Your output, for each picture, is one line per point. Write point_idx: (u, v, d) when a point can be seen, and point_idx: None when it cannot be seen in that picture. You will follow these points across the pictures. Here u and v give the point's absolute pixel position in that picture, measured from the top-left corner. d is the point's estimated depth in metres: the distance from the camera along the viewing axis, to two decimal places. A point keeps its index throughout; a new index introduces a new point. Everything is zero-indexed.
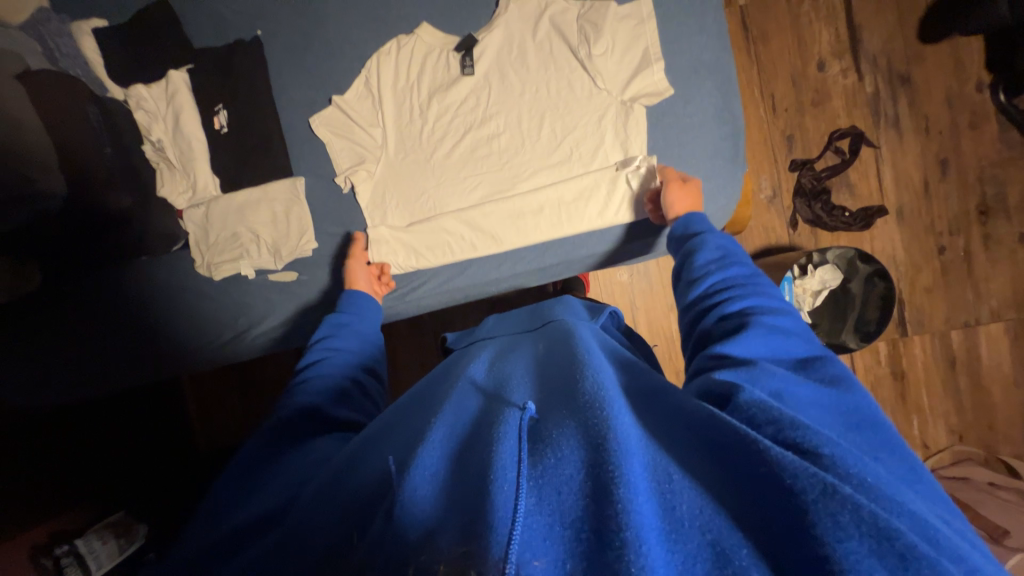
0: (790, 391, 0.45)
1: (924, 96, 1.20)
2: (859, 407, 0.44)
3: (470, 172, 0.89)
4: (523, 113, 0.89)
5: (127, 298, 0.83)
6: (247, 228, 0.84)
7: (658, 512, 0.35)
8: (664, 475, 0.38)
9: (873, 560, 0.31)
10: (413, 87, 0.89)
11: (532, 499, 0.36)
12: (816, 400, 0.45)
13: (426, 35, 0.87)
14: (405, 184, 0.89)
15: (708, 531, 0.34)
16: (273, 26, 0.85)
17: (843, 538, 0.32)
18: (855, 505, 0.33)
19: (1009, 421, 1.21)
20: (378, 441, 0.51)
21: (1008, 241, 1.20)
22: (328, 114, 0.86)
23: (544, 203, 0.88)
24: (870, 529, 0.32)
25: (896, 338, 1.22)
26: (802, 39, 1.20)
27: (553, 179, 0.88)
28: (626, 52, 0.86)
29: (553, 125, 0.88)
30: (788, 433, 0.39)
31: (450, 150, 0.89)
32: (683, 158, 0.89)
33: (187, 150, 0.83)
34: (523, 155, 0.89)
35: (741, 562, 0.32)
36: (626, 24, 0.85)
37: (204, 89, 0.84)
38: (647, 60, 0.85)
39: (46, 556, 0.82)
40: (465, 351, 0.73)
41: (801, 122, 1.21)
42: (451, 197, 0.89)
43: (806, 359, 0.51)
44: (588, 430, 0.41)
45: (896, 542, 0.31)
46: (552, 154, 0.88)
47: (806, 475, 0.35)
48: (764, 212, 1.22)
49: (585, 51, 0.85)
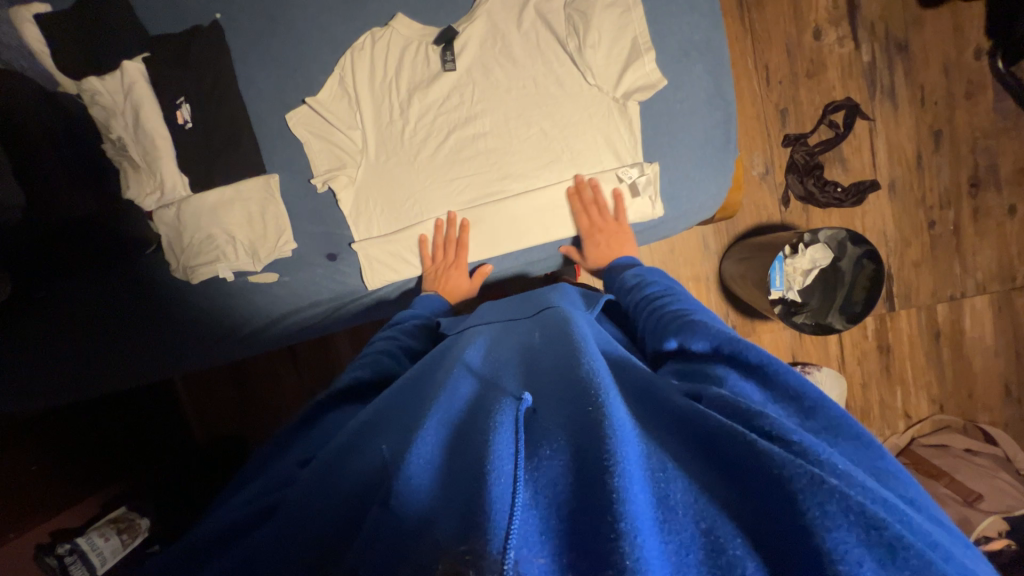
0: (738, 392, 0.44)
1: (921, 65, 1.16)
2: (791, 384, 0.43)
3: (455, 174, 0.86)
4: (511, 111, 0.85)
5: (105, 301, 0.80)
6: (222, 229, 0.80)
7: (652, 501, 0.35)
8: (658, 463, 0.38)
9: (862, 550, 0.31)
10: (392, 85, 0.85)
11: (529, 492, 0.36)
12: (763, 396, 0.44)
13: (403, 28, 0.82)
14: (389, 191, 0.86)
15: (702, 520, 0.34)
16: (233, 8, 0.79)
17: (833, 529, 0.32)
18: (843, 496, 0.32)
19: (987, 390, 1.25)
20: (375, 430, 0.50)
21: (997, 213, 1.21)
22: (301, 104, 0.82)
23: (535, 210, 0.86)
24: (858, 518, 0.32)
25: (884, 313, 1.24)
26: (798, 5, 1.15)
27: (542, 180, 0.86)
28: (614, 44, 0.81)
29: (543, 125, 0.85)
30: (767, 420, 0.38)
31: (434, 152, 0.86)
32: (674, 150, 0.86)
33: (151, 149, 0.78)
34: (511, 157, 0.86)
35: (735, 551, 0.33)
36: (612, 13, 0.80)
37: (163, 80, 0.78)
38: (637, 51, 0.81)
39: (49, 556, 0.83)
40: (456, 338, 0.71)
41: (795, 94, 1.17)
42: (435, 199, 0.86)
43: (728, 340, 0.49)
44: (583, 419, 0.41)
45: (884, 531, 0.31)
46: (540, 155, 0.85)
47: (793, 463, 0.34)
48: (757, 189, 1.19)
49: (575, 44, 0.82)
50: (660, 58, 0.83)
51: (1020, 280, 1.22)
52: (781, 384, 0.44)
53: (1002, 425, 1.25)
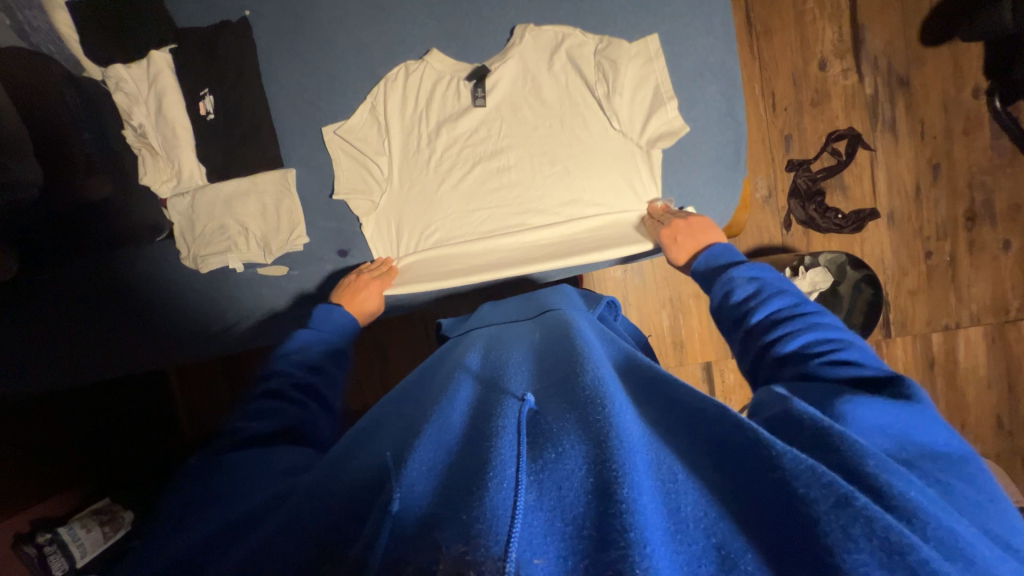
0: (867, 416, 0.41)
1: (921, 100, 1.20)
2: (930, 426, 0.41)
3: (479, 203, 0.89)
4: (535, 147, 0.87)
5: (114, 288, 0.80)
6: (235, 220, 0.81)
7: (662, 512, 0.35)
8: (668, 475, 0.38)
9: (881, 572, 0.29)
10: (422, 115, 0.87)
11: (531, 496, 0.36)
12: (891, 423, 0.41)
13: (436, 62, 0.83)
14: (411, 216, 0.89)
15: (712, 534, 0.34)
16: (261, 7, 0.81)
17: (852, 550, 0.30)
18: (868, 519, 0.31)
19: (979, 421, 1.26)
20: (376, 430, 0.51)
21: (992, 246, 1.23)
22: (321, 104, 0.83)
23: (552, 242, 0.89)
24: (882, 543, 0.30)
25: (880, 339, 1.26)
26: (805, 36, 1.19)
27: (560, 217, 0.89)
28: (637, 90, 0.83)
29: (565, 163, 0.87)
30: (805, 437, 0.38)
31: (459, 181, 0.88)
32: (690, 187, 0.89)
33: (171, 137, 0.80)
34: (532, 191, 0.88)
35: (746, 567, 0.31)
36: (637, 60, 0.82)
37: (189, 73, 0.80)
38: (659, 98, 0.82)
39: (28, 545, 0.79)
40: (458, 340, 0.72)
41: (800, 121, 1.21)
42: (457, 228, 0.89)
43: (880, 380, 0.47)
44: (591, 426, 0.41)
45: (906, 556, 0.30)
46: (560, 192, 0.88)
47: (819, 484, 0.33)
48: (759, 212, 1.22)
49: (602, 90, 0.83)
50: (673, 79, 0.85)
51: (1013, 313, 1.24)
52: (925, 419, 0.41)
53: (993, 456, 1.26)
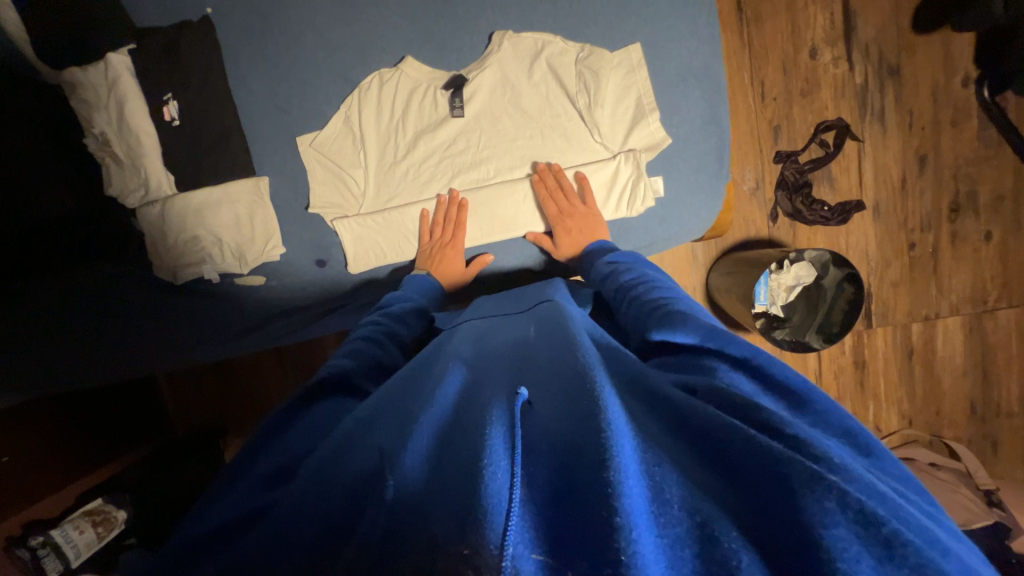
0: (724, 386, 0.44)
1: (911, 90, 1.18)
2: (782, 375, 0.43)
3: (462, 217, 0.85)
4: (516, 158, 0.85)
5: (85, 298, 0.78)
6: (207, 231, 0.79)
7: (647, 495, 0.34)
8: (653, 458, 0.37)
9: (860, 547, 0.30)
10: (398, 127, 0.84)
11: (523, 489, 0.36)
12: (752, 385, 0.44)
13: (412, 70, 0.81)
14: (390, 230, 0.85)
15: (695, 513, 0.33)
16: (224, 4, 0.77)
17: (830, 524, 0.31)
18: (842, 491, 0.32)
19: (954, 407, 1.30)
20: (369, 423, 0.49)
21: (974, 238, 1.24)
22: (293, 107, 0.80)
23: (528, 252, 0.89)
24: (856, 515, 0.31)
25: (861, 330, 1.28)
26: (796, 23, 1.15)
27: (539, 228, 0.87)
28: (619, 102, 0.83)
29: (549, 172, 0.84)
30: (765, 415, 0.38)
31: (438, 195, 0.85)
32: (673, 197, 0.88)
33: (136, 145, 0.76)
34: (513, 202, 0.85)
35: (730, 545, 0.32)
36: (618, 72, 0.81)
37: (151, 77, 0.76)
38: (642, 111, 0.83)
39: (21, 548, 0.80)
40: (451, 333, 0.70)
41: (788, 111, 1.19)
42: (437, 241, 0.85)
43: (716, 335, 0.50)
44: (580, 412, 0.40)
45: (881, 526, 0.31)
46: (542, 206, 0.85)
47: (794, 458, 0.34)
48: (746, 205, 1.22)
49: (585, 102, 0.82)
50: (654, 82, 0.83)
51: (991, 304, 1.27)
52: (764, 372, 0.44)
53: (964, 440, 1.31)
